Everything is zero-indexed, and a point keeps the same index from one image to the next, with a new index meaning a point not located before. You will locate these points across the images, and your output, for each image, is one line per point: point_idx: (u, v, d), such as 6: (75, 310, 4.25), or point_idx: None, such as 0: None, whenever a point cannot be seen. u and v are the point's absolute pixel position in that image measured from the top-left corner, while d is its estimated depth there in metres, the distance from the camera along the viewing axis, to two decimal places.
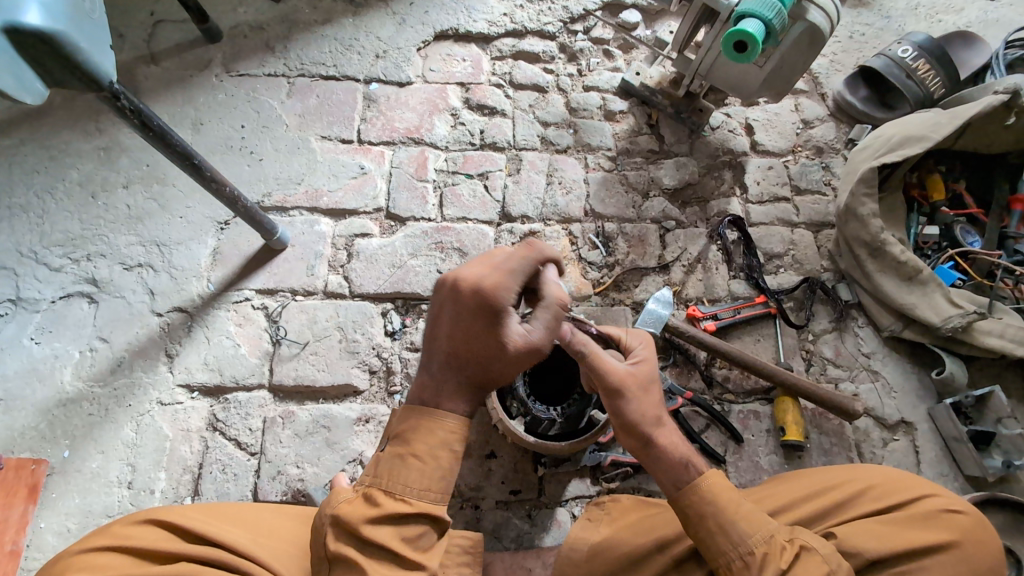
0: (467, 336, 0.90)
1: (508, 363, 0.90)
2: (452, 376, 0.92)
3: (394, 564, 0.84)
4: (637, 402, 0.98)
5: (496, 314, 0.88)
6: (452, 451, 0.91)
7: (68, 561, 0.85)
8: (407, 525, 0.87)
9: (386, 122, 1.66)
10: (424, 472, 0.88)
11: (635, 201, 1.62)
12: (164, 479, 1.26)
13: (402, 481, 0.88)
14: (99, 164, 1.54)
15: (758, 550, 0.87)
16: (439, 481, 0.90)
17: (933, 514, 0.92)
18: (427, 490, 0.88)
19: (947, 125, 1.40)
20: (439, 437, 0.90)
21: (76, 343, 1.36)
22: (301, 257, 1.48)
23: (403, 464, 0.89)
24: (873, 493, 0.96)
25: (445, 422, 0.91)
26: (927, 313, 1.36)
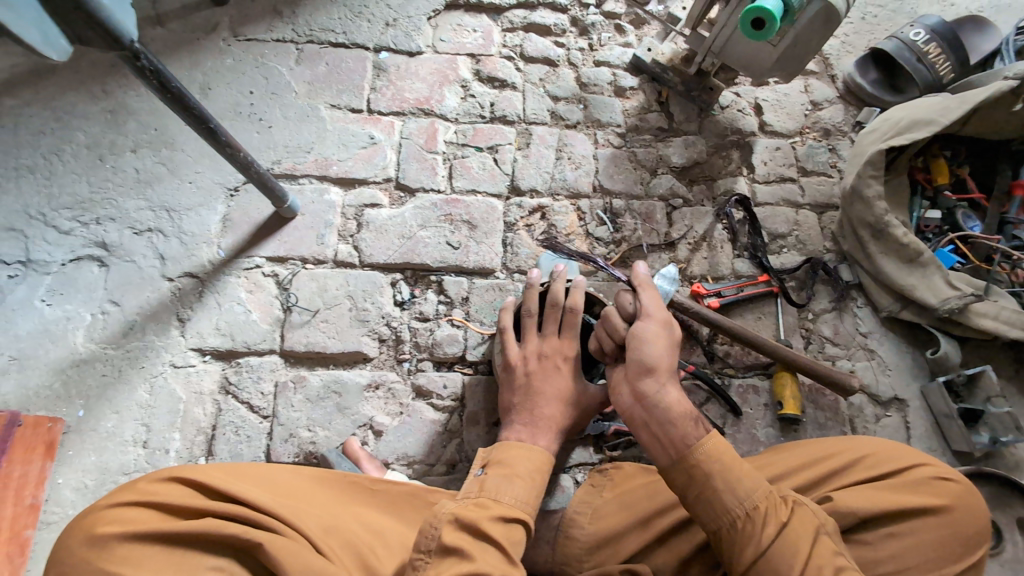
0: (546, 384, 1.13)
1: (578, 410, 1.15)
2: (546, 420, 1.10)
3: (504, 559, 0.86)
4: (655, 349, 1.02)
5: (573, 366, 1.16)
6: (535, 478, 1.01)
7: (96, 516, 0.87)
8: (511, 527, 0.92)
9: (396, 93, 1.65)
10: (529, 487, 0.97)
11: (643, 178, 1.63)
12: (178, 440, 1.29)
13: (509, 493, 0.95)
14: (106, 126, 1.53)
15: (760, 506, 0.89)
16: (535, 498, 0.98)
17: (924, 480, 0.96)
18: (527, 503, 0.96)
19: (955, 110, 1.41)
20: (534, 463, 1.02)
21: (87, 306, 1.37)
22: (311, 226, 1.49)
23: (509, 481, 0.97)
24: (868, 461, 1.01)
25: (540, 454, 1.04)
26: (925, 295, 1.39)
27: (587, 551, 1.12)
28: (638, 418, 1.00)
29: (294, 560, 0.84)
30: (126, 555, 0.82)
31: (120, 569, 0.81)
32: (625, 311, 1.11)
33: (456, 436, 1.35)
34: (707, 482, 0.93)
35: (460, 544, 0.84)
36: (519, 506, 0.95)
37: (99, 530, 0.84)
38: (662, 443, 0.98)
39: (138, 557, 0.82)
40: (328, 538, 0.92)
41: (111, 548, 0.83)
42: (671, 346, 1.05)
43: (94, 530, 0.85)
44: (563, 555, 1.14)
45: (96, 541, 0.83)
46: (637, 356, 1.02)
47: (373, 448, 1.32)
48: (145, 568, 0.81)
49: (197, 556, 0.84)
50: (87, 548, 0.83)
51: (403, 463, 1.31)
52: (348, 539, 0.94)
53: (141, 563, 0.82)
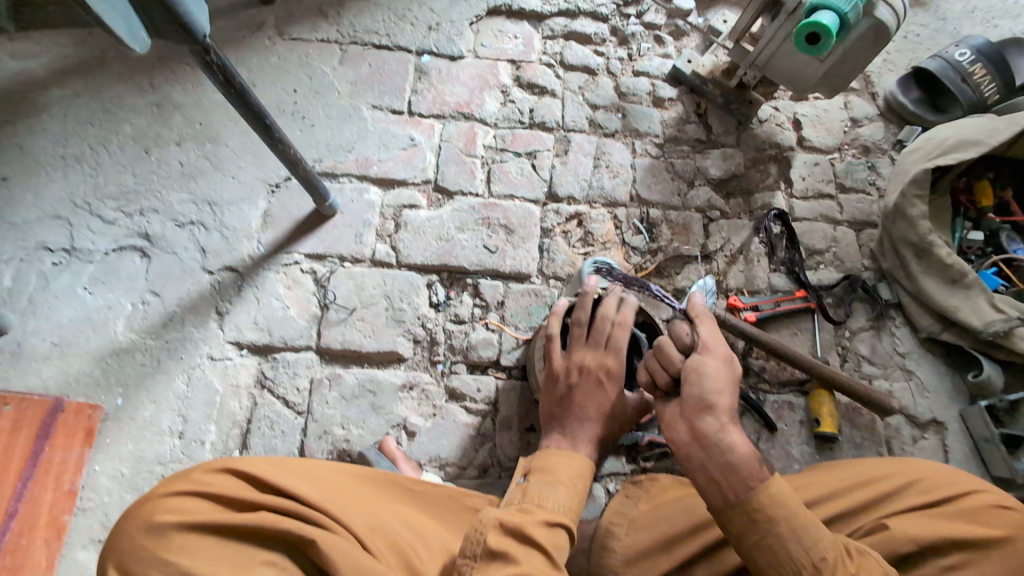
0: (586, 400, 1.11)
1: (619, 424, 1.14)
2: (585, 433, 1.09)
3: (547, 564, 0.86)
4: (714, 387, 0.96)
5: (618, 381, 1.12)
6: (579, 485, 1.00)
7: (153, 505, 0.88)
8: (554, 533, 0.91)
9: (436, 96, 1.66)
10: (571, 492, 0.97)
11: (681, 189, 1.63)
12: (214, 432, 1.29)
13: (552, 499, 0.95)
14: (153, 119, 1.55)
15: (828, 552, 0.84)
16: (578, 505, 0.97)
17: (981, 509, 0.94)
18: (570, 509, 0.95)
19: (1003, 132, 1.41)
20: (577, 469, 1.01)
21: (129, 296, 1.38)
22: (350, 225, 1.50)
23: (552, 487, 0.97)
24: (918, 487, 1.00)
25: (583, 461, 1.04)
26: (969, 316, 1.37)
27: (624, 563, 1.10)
28: (693, 459, 0.94)
29: (344, 560, 0.84)
30: (185, 546, 0.83)
31: (179, 560, 0.82)
32: (680, 342, 1.04)
33: (488, 440, 1.34)
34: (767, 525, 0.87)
35: (504, 548, 0.85)
36: (561, 512, 0.94)
37: (157, 518, 0.85)
38: (718, 483, 0.91)
39: (193, 547, 0.83)
40: (375, 536, 0.92)
41: (168, 539, 0.84)
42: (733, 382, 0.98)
43: (153, 517, 0.86)
44: (599, 564, 1.13)
45: (153, 530, 0.84)
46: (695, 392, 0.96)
47: (406, 448, 1.32)
48: (204, 560, 0.82)
49: (251, 549, 0.85)
50: (146, 537, 0.84)
51: (436, 465, 1.31)
52: (393, 539, 0.94)
53: (198, 552, 0.83)
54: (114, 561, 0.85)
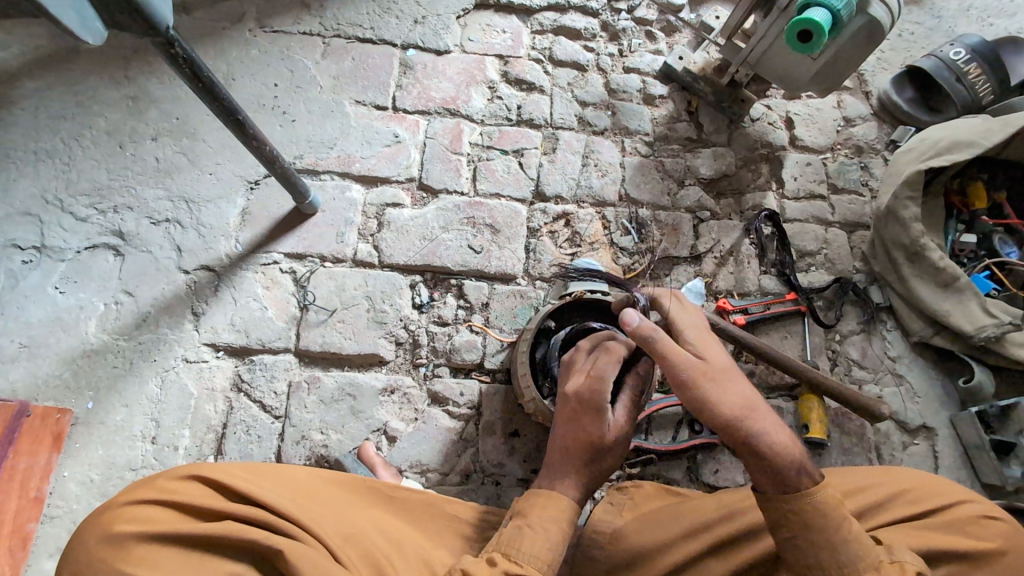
0: (568, 439, 1.01)
1: (610, 454, 1.00)
2: (569, 469, 0.99)
3: None
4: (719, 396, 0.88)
5: (598, 412, 0.99)
6: (559, 526, 0.91)
7: (114, 513, 0.84)
8: None
9: (422, 91, 1.62)
10: (541, 536, 0.88)
11: (670, 189, 1.60)
12: (188, 436, 1.26)
13: (520, 544, 0.88)
14: (128, 113, 1.50)
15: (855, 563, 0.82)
16: (555, 552, 0.89)
17: (982, 518, 0.94)
18: (542, 557, 0.87)
19: (997, 133, 1.38)
20: (555, 510, 0.93)
21: (101, 296, 1.34)
22: (332, 223, 1.46)
23: (522, 531, 0.89)
24: (919, 495, 0.99)
25: (566, 504, 0.95)
26: (960, 321, 1.35)
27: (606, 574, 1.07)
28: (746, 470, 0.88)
29: (311, 569, 0.80)
30: (144, 557, 0.80)
31: (136, 572, 0.78)
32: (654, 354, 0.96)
33: (471, 445, 1.31)
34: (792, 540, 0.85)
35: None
36: (530, 560, 0.86)
37: (116, 528, 0.82)
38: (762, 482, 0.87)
39: (154, 558, 0.80)
40: (347, 545, 0.89)
41: (128, 549, 0.80)
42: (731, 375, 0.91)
43: (112, 527, 0.82)
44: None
45: (113, 540, 0.81)
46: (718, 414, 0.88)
47: (386, 453, 1.28)
48: (164, 571, 0.79)
49: (215, 559, 0.82)
50: (105, 547, 0.81)
51: (417, 471, 1.28)
52: (366, 549, 0.90)
53: (158, 563, 0.79)
54: (73, 572, 0.82)
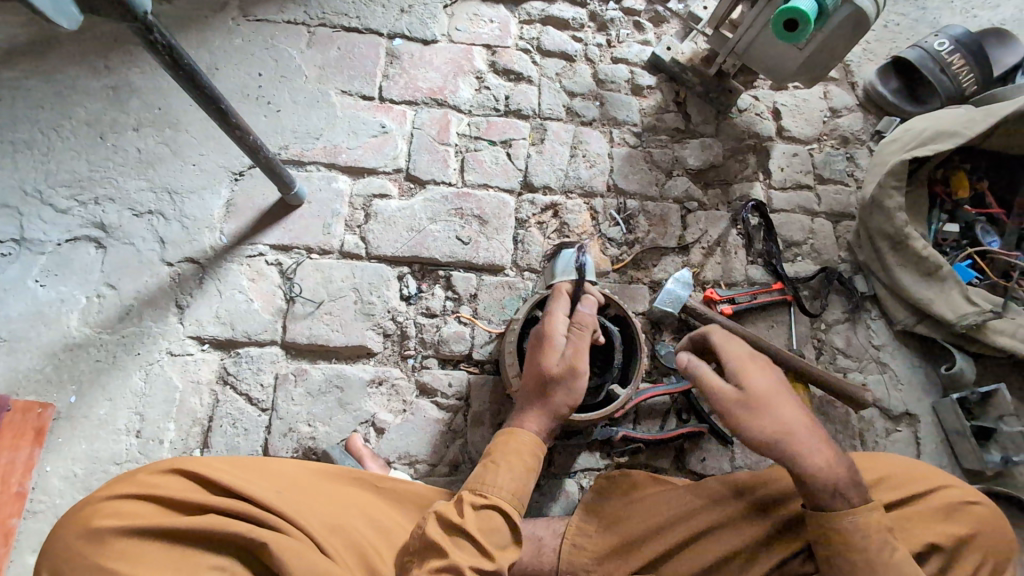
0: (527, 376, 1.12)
1: (560, 383, 1.07)
2: (528, 403, 1.10)
3: (473, 550, 0.91)
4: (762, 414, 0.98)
5: (546, 343, 1.11)
6: (527, 465, 1.03)
7: (93, 508, 0.83)
8: (486, 517, 0.95)
9: (408, 81, 1.60)
10: (510, 475, 1.00)
11: (658, 179, 1.60)
12: (173, 430, 1.25)
13: (491, 483, 0.99)
14: (109, 103, 1.47)
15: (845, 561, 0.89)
16: (522, 488, 1.01)
17: (962, 505, 0.98)
18: (511, 493, 0.99)
19: (981, 122, 1.38)
20: (524, 451, 1.04)
21: (82, 289, 1.32)
22: (318, 215, 1.44)
23: (493, 471, 1.01)
24: (905, 483, 1.01)
25: (532, 444, 1.06)
26: (943, 309, 1.36)
27: (596, 561, 1.09)
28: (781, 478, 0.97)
29: (299, 560, 0.82)
30: (125, 551, 0.79)
31: (118, 566, 0.77)
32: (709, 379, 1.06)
33: (460, 436, 1.32)
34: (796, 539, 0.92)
35: (439, 540, 0.90)
36: (500, 496, 0.98)
37: (96, 523, 0.80)
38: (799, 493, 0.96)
39: (135, 552, 0.79)
40: (333, 536, 0.91)
41: (108, 543, 0.79)
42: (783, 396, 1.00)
43: (92, 522, 0.81)
44: (569, 564, 1.09)
45: (93, 535, 0.79)
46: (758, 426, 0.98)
47: (374, 445, 1.28)
48: (147, 564, 0.78)
49: (198, 552, 0.81)
50: (84, 542, 0.79)
51: (405, 462, 1.28)
52: (353, 539, 0.92)
53: (140, 557, 0.78)
54: (51, 566, 0.80)
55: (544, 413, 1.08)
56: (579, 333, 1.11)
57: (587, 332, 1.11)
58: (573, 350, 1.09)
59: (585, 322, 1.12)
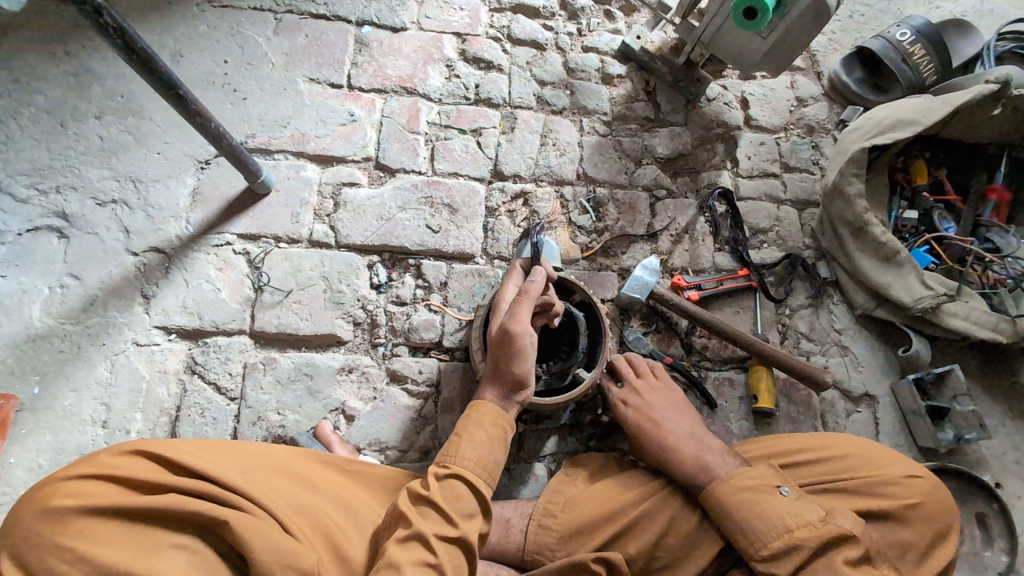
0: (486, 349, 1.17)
1: (502, 350, 1.10)
2: (487, 376, 1.15)
3: (437, 518, 0.94)
4: (663, 412, 1.18)
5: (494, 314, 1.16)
6: (492, 436, 1.07)
7: (50, 489, 0.82)
8: (451, 486, 0.99)
9: (378, 69, 1.59)
10: (474, 445, 1.04)
11: (628, 168, 1.62)
12: (140, 420, 1.24)
13: (456, 455, 1.03)
14: (69, 91, 1.44)
15: (784, 527, 0.98)
16: (487, 459, 1.04)
17: (903, 479, 1.06)
18: (475, 463, 1.03)
19: (938, 110, 1.40)
20: (488, 423, 1.08)
21: (45, 280, 1.30)
22: (286, 204, 1.44)
23: (458, 443, 1.05)
24: (850, 461, 1.10)
25: (495, 416, 1.10)
26: (900, 293, 1.40)
27: (559, 540, 1.11)
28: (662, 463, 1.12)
29: (263, 537, 0.83)
30: (84, 530, 0.78)
31: (76, 544, 0.76)
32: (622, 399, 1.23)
33: (430, 422, 1.33)
34: (738, 509, 1.02)
35: (405, 511, 0.94)
36: (464, 466, 1.02)
37: (53, 503, 0.79)
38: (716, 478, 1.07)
39: (94, 530, 0.78)
40: (297, 517, 0.93)
41: (66, 522, 0.78)
42: (685, 407, 1.21)
43: (49, 502, 0.80)
44: (534, 544, 1.12)
45: (50, 514, 0.78)
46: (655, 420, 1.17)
47: (344, 432, 1.29)
48: (106, 542, 0.77)
49: (158, 531, 0.81)
50: (41, 521, 0.78)
51: (376, 448, 1.29)
52: (318, 520, 0.95)
53: (99, 535, 0.78)
54: (4, 548, 0.78)
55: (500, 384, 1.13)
56: (521, 300, 1.13)
57: (529, 298, 1.12)
58: (511, 316, 1.11)
59: (528, 290, 1.14)
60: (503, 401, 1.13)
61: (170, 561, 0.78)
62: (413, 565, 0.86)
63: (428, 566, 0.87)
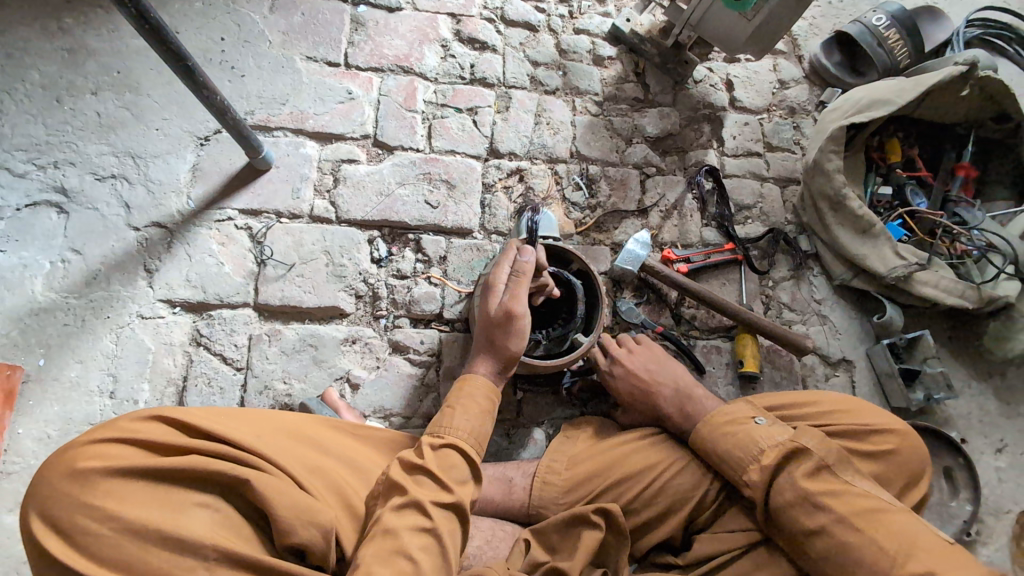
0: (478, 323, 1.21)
1: (501, 328, 1.15)
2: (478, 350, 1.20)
3: (433, 487, 0.96)
4: (643, 369, 1.26)
5: (488, 292, 1.19)
6: (484, 408, 1.11)
7: (74, 451, 0.82)
8: (445, 456, 1.01)
9: (374, 48, 1.61)
10: (467, 416, 1.07)
11: (619, 146, 1.67)
12: (148, 390, 1.27)
13: (451, 425, 1.06)
14: (64, 66, 1.44)
15: (755, 450, 1.08)
16: (478, 430, 1.08)
17: (882, 431, 1.15)
18: (468, 434, 1.06)
19: (912, 91, 1.49)
20: (481, 396, 1.12)
21: (46, 254, 1.30)
22: (286, 180, 1.46)
23: (451, 414, 1.07)
24: (836, 413, 1.18)
25: (486, 389, 1.14)
26: (875, 263, 1.49)
27: (562, 494, 1.17)
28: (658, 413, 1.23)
29: (284, 495, 0.86)
30: (113, 490, 0.79)
31: (107, 503, 0.77)
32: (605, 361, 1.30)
33: (432, 390, 1.38)
34: (716, 441, 1.12)
35: (400, 480, 0.94)
36: (459, 436, 1.04)
37: (80, 465, 0.80)
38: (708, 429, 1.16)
39: (123, 491, 0.79)
40: (312, 477, 0.96)
41: (93, 483, 0.78)
42: (663, 357, 1.29)
43: (75, 464, 0.80)
44: (539, 499, 1.18)
45: (77, 476, 0.78)
46: (638, 376, 1.25)
47: (350, 400, 1.33)
48: (135, 501, 0.79)
49: (184, 491, 0.83)
50: (68, 482, 0.78)
51: (380, 415, 1.34)
52: (332, 480, 0.98)
53: (127, 495, 0.79)
54: (34, 506, 0.79)
55: (492, 359, 1.18)
56: (518, 281, 1.17)
57: (525, 281, 1.17)
58: (511, 296, 1.15)
59: (524, 270, 1.17)
60: (497, 375, 1.18)
61: (196, 518, 0.80)
62: (410, 530, 0.89)
63: (423, 531, 0.90)
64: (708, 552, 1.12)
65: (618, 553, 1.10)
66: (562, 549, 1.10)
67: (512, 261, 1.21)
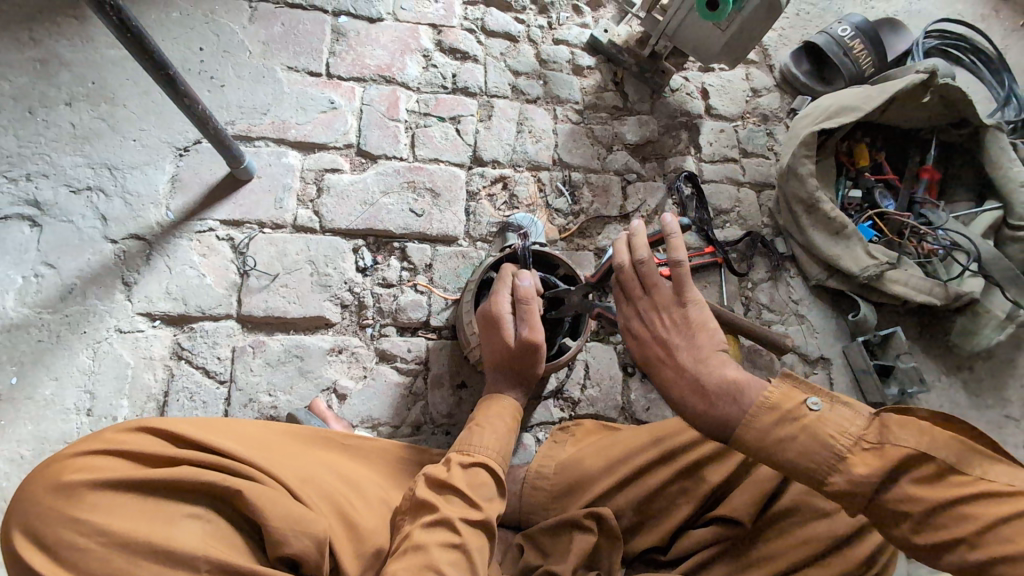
0: (493, 352, 1.18)
1: (524, 356, 1.14)
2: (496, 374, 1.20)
3: (460, 503, 0.95)
4: (663, 342, 1.04)
5: (499, 325, 1.14)
6: (512, 425, 1.14)
7: (60, 465, 0.80)
8: (474, 472, 1.01)
9: (356, 59, 1.62)
10: (493, 434, 1.08)
11: (600, 153, 1.70)
12: (127, 406, 1.23)
13: (476, 442, 1.06)
14: (35, 77, 1.41)
15: (848, 462, 0.84)
16: (501, 450, 1.08)
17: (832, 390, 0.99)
18: (494, 453, 1.06)
19: (877, 98, 1.55)
20: (505, 417, 1.14)
21: (18, 269, 1.27)
22: (268, 189, 1.45)
23: (479, 431, 1.09)
24: None
25: (507, 408, 1.16)
26: (848, 263, 1.54)
27: (551, 500, 1.18)
28: (670, 398, 1.01)
29: (280, 506, 0.85)
30: (101, 503, 0.76)
31: (95, 518, 0.75)
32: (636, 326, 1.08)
33: (421, 398, 1.37)
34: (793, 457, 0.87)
35: (429, 498, 0.94)
36: (483, 453, 1.05)
37: (66, 478, 0.77)
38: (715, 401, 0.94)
39: (112, 504, 0.77)
40: (305, 487, 0.94)
41: (80, 496, 0.76)
42: (692, 324, 1.03)
43: (61, 477, 0.78)
44: (529, 504, 1.19)
45: (63, 490, 0.76)
46: (657, 350, 1.04)
47: (338, 410, 1.32)
48: (125, 515, 0.76)
49: (174, 503, 0.80)
50: (54, 496, 0.76)
51: (368, 424, 1.33)
52: (326, 490, 0.96)
53: (116, 509, 0.77)
54: (19, 523, 0.77)
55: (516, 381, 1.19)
56: (529, 309, 1.13)
57: (535, 309, 1.13)
58: (527, 326, 1.12)
59: (529, 297, 1.13)
60: (522, 395, 1.21)
61: (188, 530, 0.78)
62: (441, 546, 0.87)
63: (455, 547, 0.89)
64: (695, 546, 1.09)
65: (611, 554, 1.09)
66: (554, 552, 1.10)
67: (509, 286, 1.17)
